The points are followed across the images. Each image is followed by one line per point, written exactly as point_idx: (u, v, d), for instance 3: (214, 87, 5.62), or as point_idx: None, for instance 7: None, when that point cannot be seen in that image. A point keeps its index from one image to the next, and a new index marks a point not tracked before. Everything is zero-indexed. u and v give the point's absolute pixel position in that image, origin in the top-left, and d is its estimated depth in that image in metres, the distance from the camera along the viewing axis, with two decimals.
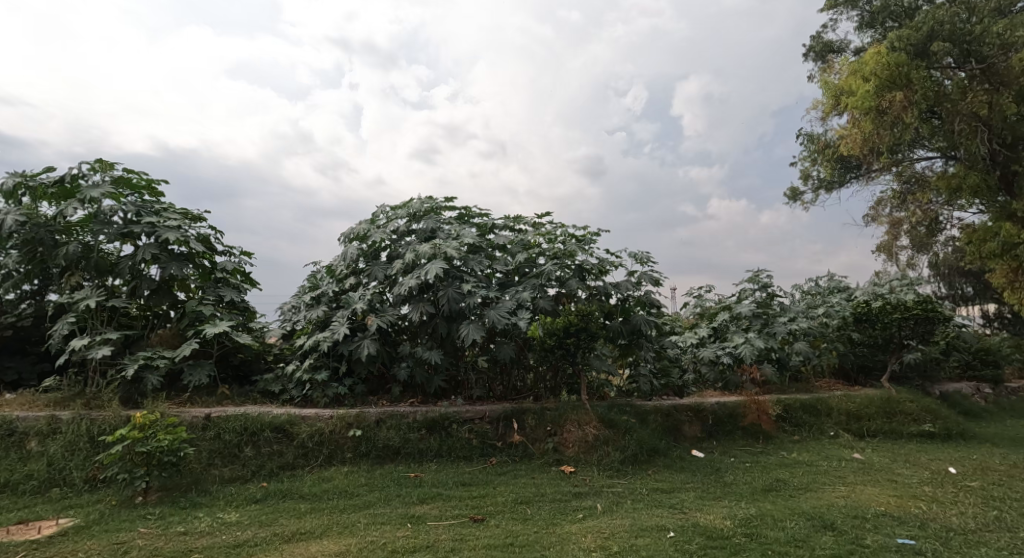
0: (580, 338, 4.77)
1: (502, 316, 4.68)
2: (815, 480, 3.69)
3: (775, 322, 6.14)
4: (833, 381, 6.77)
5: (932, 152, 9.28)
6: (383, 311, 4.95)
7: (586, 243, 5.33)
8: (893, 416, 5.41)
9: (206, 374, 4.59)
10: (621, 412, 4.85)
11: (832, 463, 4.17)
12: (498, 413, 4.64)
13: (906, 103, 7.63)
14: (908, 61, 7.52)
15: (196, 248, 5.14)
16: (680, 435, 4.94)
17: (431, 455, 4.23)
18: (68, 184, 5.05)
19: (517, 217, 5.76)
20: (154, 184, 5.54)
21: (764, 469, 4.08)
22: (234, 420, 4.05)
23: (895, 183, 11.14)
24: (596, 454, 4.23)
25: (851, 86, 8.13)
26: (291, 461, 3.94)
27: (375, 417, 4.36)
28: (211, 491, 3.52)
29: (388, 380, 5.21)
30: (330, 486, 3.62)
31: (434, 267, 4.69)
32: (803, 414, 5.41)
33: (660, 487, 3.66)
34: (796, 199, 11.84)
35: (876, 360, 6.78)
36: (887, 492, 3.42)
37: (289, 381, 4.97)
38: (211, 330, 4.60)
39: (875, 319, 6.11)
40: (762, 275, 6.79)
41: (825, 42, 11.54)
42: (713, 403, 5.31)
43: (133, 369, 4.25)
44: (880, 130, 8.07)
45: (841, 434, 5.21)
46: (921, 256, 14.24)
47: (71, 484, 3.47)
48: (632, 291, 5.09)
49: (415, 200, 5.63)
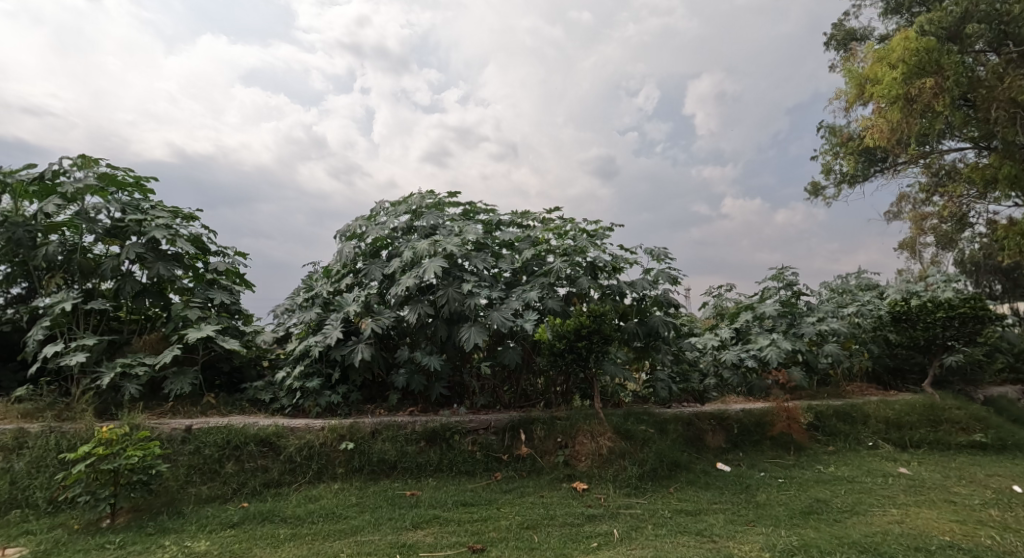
0: (592, 342, 4.31)
1: (506, 318, 4.32)
2: (861, 501, 3.26)
3: (803, 322, 5.80)
4: (866, 385, 6.28)
5: (964, 143, 8.76)
6: (380, 312, 4.61)
7: (599, 239, 4.97)
8: (938, 425, 4.94)
9: (189, 383, 4.28)
10: (638, 421, 4.44)
11: (877, 480, 3.74)
12: (503, 423, 4.23)
13: (937, 90, 7.00)
14: (938, 47, 7.05)
15: (185, 248, 4.82)
16: (703, 446, 4.53)
17: (430, 470, 3.87)
18: (49, 180, 4.77)
19: (525, 212, 5.41)
20: (142, 181, 5.24)
21: (799, 487, 3.65)
22: (217, 432, 3.72)
23: (923, 176, 10.60)
24: (611, 470, 3.82)
25: (876, 74, 7.57)
26: (277, 478, 3.62)
27: (369, 428, 3.98)
28: (185, 513, 3.19)
29: (386, 387, 4.87)
30: (316, 507, 3.28)
31: (433, 266, 4.35)
32: (837, 422, 4.95)
33: (684, 509, 3.26)
34: (817, 195, 11.34)
35: (913, 363, 6.29)
36: (948, 517, 2.98)
37: (280, 389, 4.66)
38: (195, 334, 4.30)
39: (915, 318, 5.62)
40: (787, 272, 6.36)
41: (848, 30, 11.09)
42: (738, 411, 4.88)
43: (109, 379, 3.97)
44: (909, 121, 7.33)
45: (880, 445, 4.77)
46: (946, 254, 13.67)
47: (34, 506, 3.17)
48: (649, 290, 4.72)
49: (415, 195, 5.30)
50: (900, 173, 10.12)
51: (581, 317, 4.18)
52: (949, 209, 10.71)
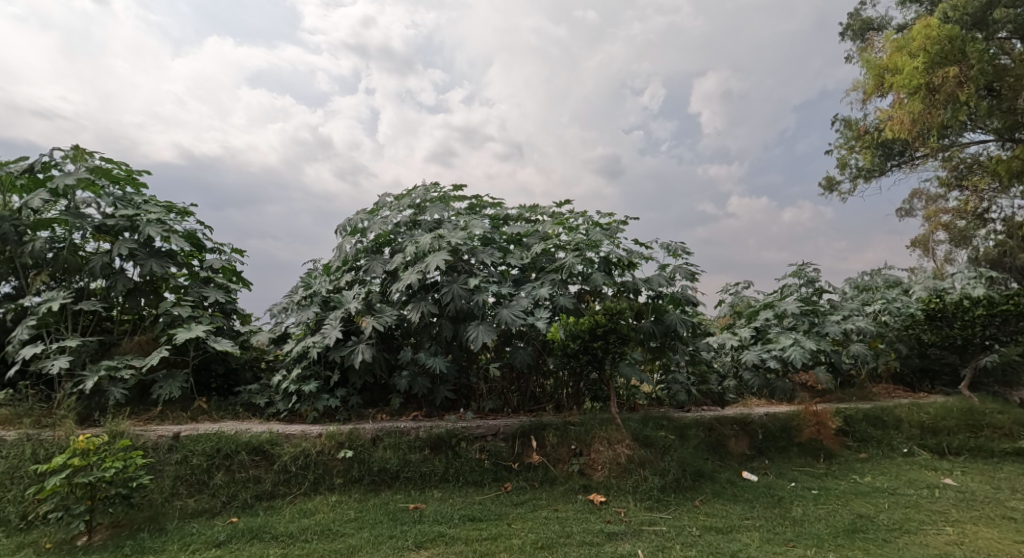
0: (609, 342, 4.01)
1: (516, 316, 4.06)
2: (908, 517, 2.97)
3: (826, 321, 5.49)
4: (893, 387, 5.96)
5: (987, 135, 8.40)
6: (381, 311, 4.35)
7: (613, 232, 4.68)
8: (978, 431, 4.62)
9: (178, 386, 4.04)
10: (657, 427, 4.14)
11: (922, 492, 3.43)
12: (513, 429, 3.94)
13: (961, 79, 6.65)
14: (962, 34, 6.67)
15: (180, 245, 4.56)
16: (727, 453, 4.22)
17: (435, 481, 3.59)
18: (39, 172, 4.50)
19: (533, 206, 5.15)
20: (137, 174, 4.94)
21: (837, 500, 3.34)
22: (206, 440, 3.46)
23: (942, 169, 10.21)
24: (630, 480, 3.53)
25: (897, 63, 7.22)
26: (270, 489, 3.35)
27: (370, 434, 3.71)
28: (168, 530, 2.95)
29: (388, 390, 4.60)
30: (311, 522, 3.02)
31: (438, 260, 4.08)
32: (869, 427, 4.64)
33: (715, 525, 2.97)
34: (831, 190, 10.97)
35: (944, 364, 5.95)
36: (1013, 537, 2.68)
37: (276, 393, 4.39)
38: (184, 335, 4.05)
39: (951, 317, 5.28)
40: (808, 268, 6.07)
41: (864, 19, 10.72)
42: (762, 415, 4.57)
43: (93, 382, 3.72)
44: (931, 112, 6.95)
45: (916, 452, 4.45)
46: (960, 251, 13.36)
47: (6, 522, 2.93)
48: (665, 287, 4.46)
49: (419, 187, 5.05)
50: (919, 166, 9.80)
51: (595, 316, 3.90)
52: (969, 204, 10.34)
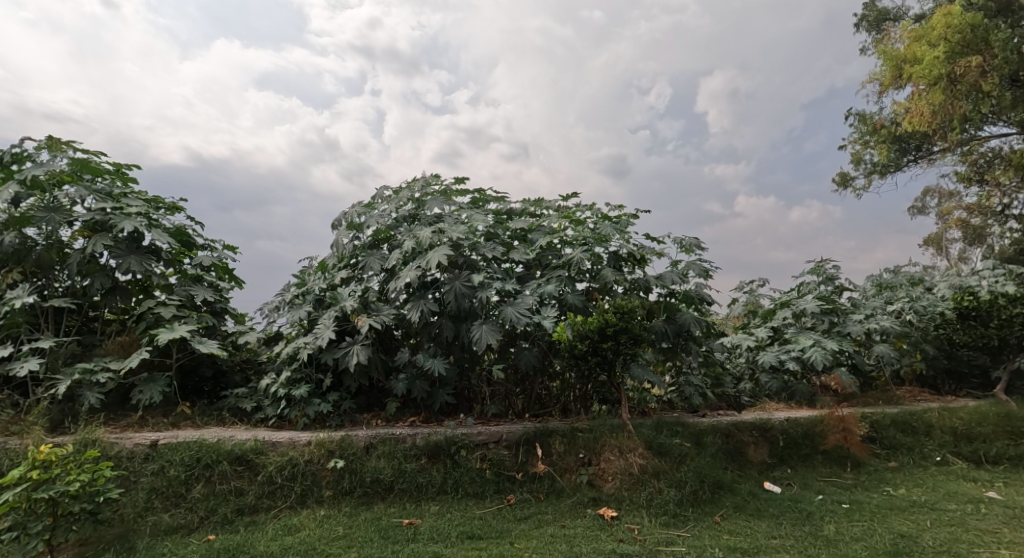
0: (619, 343, 3.73)
1: (521, 315, 3.78)
2: (956, 539, 2.67)
3: (849, 320, 5.18)
4: (917, 390, 5.65)
5: (1010, 128, 8.06)
6: (378, 310, 4.09)
7: (623, 225, 4.39)
8: (1018, 438, 4.29)
9: (159, 391, 3.79)
10: (672, 433, 3.84)
11: (965, 508, 3.13)
12: (516, 436, 3.66)
13: (984, 68, 6.29)
14: (984, 22, 6.28)
15: (163, 240, 4.30)
16: (746, 462, 3.93)
17: (433, 493, 3.32)
18: (11, 163, 4.27)
19: (539, 200, 4.87)
20: (122, 168, 4.68)
21: (872, 517, 3.04)
22: (185, 449, 3.21)
23: (961, 164, 9.83)
24: (644, 493, 3.25)
25: (916, 55, 6.90)
26: (252, 503, 3.10)
27: (362, 442, 3.45)
28: (137, 551, 2.72)
29: (385, 394, 4.34)
30: (294, 541, 2.76)
31: (437, 255, 3.80)
32: (898, 433, 4.32)
33: (739, 546, 2.69)
34: (846, 187, 10.63)
35: (974, 365, 5.62)
36: None
37: (265, 397, 4.14)
38: (167, 335, 3.79)
39: (986, 315, 4.99)
40: (828, 265, 5.75)
41: (880, 10, 10.37)
42: (783, 420, 4.27)
43: (65, 387, 3.48)
44: (954, 103, 6.55)
45: (951, 461, 4.14)
46: (976, 249, 12.93)
47: None
48: (678, 284, 4.18)
49: (420, 179, 4.79)
50: (936, 161, 9.44)
51: (605, 315, 3.61)
52: (990, 200, 9.95)
